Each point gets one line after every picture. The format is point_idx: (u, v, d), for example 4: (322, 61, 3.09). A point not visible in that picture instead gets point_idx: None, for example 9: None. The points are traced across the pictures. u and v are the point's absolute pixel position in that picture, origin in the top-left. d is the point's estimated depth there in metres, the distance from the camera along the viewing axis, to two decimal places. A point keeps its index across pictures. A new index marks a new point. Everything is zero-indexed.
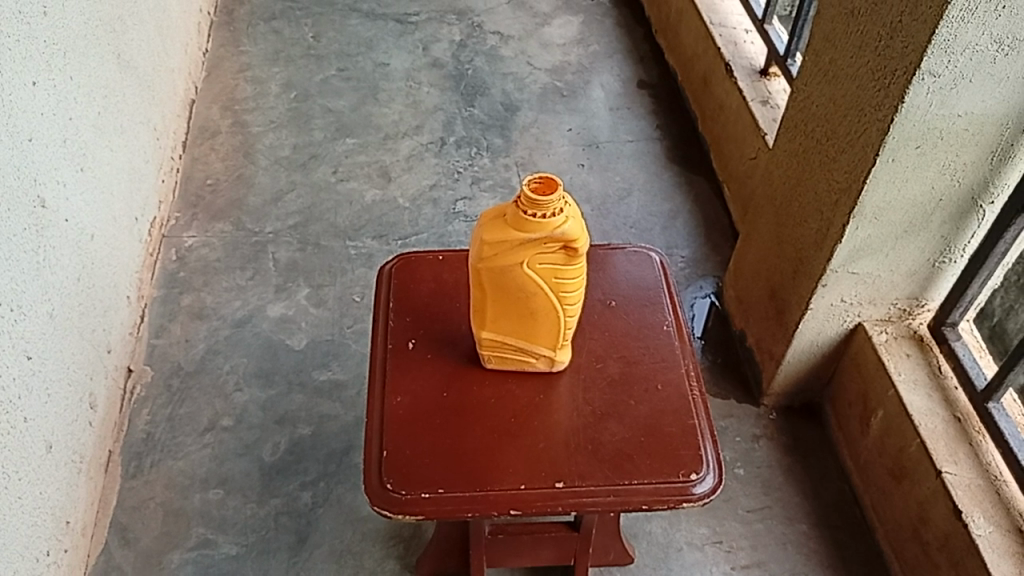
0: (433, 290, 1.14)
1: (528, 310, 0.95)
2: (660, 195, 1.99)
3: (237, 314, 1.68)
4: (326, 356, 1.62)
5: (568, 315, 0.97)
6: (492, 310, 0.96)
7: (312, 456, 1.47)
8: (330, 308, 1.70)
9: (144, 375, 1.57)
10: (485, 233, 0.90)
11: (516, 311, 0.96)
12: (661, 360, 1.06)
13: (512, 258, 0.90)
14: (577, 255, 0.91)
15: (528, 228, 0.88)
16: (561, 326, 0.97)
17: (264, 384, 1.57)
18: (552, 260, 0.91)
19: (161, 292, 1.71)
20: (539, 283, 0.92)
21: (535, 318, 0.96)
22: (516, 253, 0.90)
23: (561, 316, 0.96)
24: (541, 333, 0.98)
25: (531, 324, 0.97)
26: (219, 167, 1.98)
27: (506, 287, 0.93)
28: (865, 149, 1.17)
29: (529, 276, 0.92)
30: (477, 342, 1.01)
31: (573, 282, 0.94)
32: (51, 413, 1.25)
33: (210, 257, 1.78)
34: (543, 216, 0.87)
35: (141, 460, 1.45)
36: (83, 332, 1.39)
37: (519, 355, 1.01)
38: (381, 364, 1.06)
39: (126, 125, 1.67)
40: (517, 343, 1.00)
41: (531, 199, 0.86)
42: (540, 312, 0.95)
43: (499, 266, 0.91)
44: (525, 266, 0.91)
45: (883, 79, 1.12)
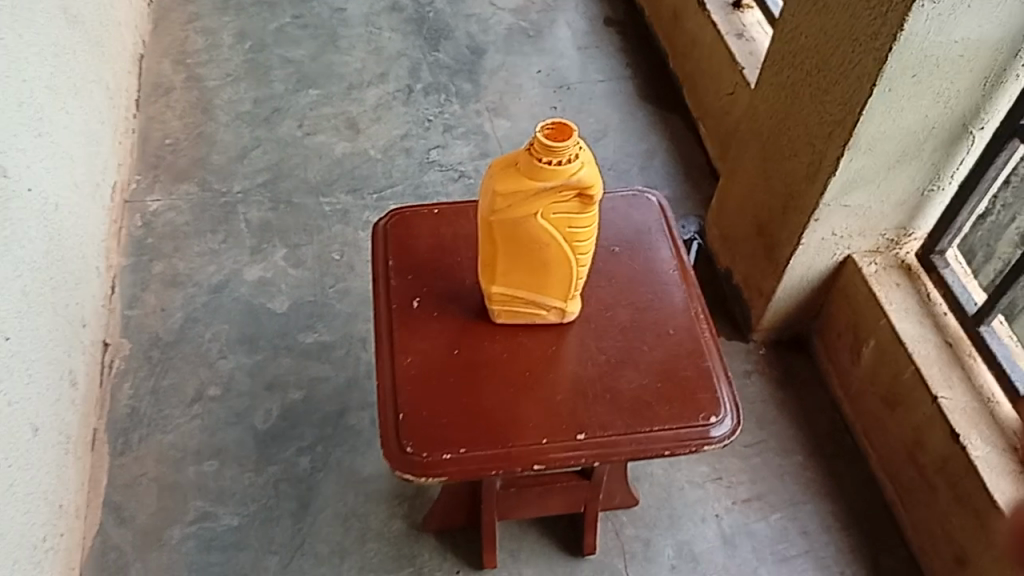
0: (430, 246, 1.10)
1: (540, 261, 0.92)
2: (636, 135, 1.97)
3: (213, 280, 1.62)
4: (311, 319, 1.57)
5: (581, 264, 0.94)
6: (502, 263, 0.93)
7: (306, 420, 1.44)
8: (309, 268, 1.65)
9: (123, 348, 1.51)
10: (496, 183, 0.86)
11: (528, 263, 0.93)
12: (670, 305, 1.05)
13: (526, 209, 0.86)
14: (593, 202, 0.87)
15: (543, 176, 0.84)
16: (574, 276, 0.95)
17: (249, 350, 1.52)
18: (567, 208, 0.87)
19: (130, 260, 1.64)
20: (553, 233, 0.89)
21: (547, 270, 0.93)
22: (530, 203, 0.86)
23: (574, 267, 0.94)
24: (553, 285, 0.96)
25: (543, 277, 0.94)
26: (177, 126, 1.89)
27: (517, 239, 0.90)
28: (859, 80, 1.16)
29: (543, 227, 0.88)
30: (486, 297, 0.98)
31: (588, 231, 0.90)
32: (34, 395, 1.19)
33: (178, 221, 1.71)
34: (559, 163, 0.83)
35: (128, 436, 1.40)
36: (57, 307, 1.33)
37: (529, 309, 0.99)
38: (386, 325, 1.02)
39: (79, 85, 1.57)
40: (528, 296, 0.97)
41: (546, 146, 0.82)
42: (553, 263, 0.92)
43: (512, 218, 0.87)
44: (539, 217, 0.87)
45: (880, 7, 1.10)
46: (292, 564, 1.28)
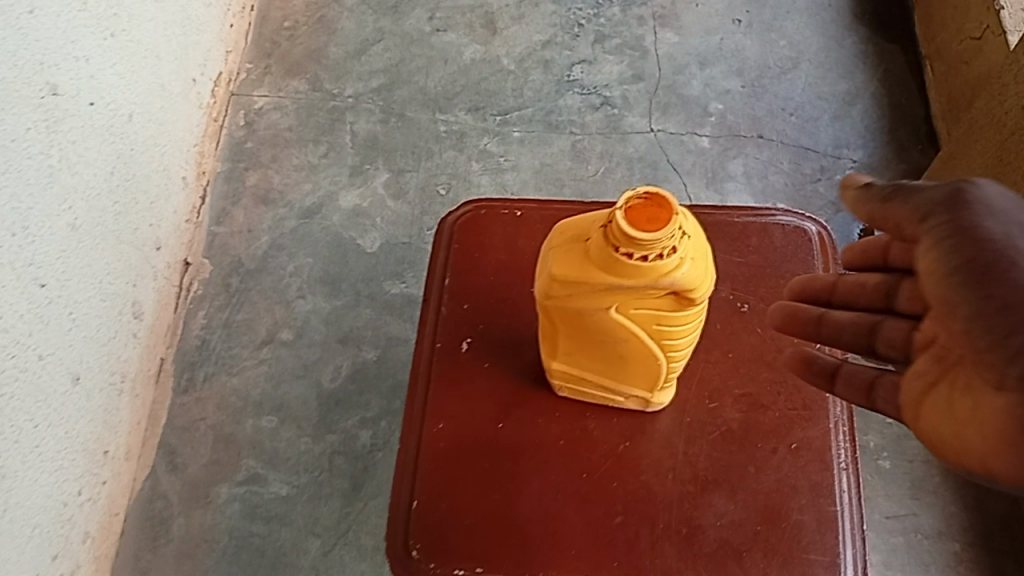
0: (502, 266, 0.86)
1: (619, 356, 0.71)
2: (838, 70, 1.54)
3: (306, 202, 1.46)
4: (401, 265, 1.39)
5: (678, 363, 0.72)
6: (567, 348, 0.72)
7: (375, 387, 1.29)
8: (410, 201, 1.45)
9: (203, 270, 1.40)
10: (559, 265, 0.65)
11: (602, 355, 0.71)
12: (802, 407, 0.77)
13: (598, 299, 0.65)
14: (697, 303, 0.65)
15: (624, 268, 0.62)
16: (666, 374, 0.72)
17: (330, 293, 1.37)
18: (660, 305, 0.65)
19: (225, 166, 1.50)
20: (634, 329, 0.67)
21: (626, 365, 0.72)
22: (606, 295, 0.65)
23: (668, 366, 0.71)
24: (635, 380, 0.73)
25: (622, 372, 0.73)
26: (298, 6, 1.68)
27: (587, 328, 0.69)
28: None
29: (623, 320, 0.67)
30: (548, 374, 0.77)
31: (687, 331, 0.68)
32: (79, 339, 1.11)
33: (281, 124, 1.54)
34: (645, 259, 0.61)
35: (194, 371, 1.31)
36: (121, 235, 1.21)
37: (601, 395, 0.76)
38: (424, 371, 0.82)
39: None
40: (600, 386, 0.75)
41: (629, 234, 0.60)
42: (635, 359, 0.70)
43: (581, 307, 0.66)
44: (616, 310, 0.66)
45: None
46: (333, 552, 1.18)
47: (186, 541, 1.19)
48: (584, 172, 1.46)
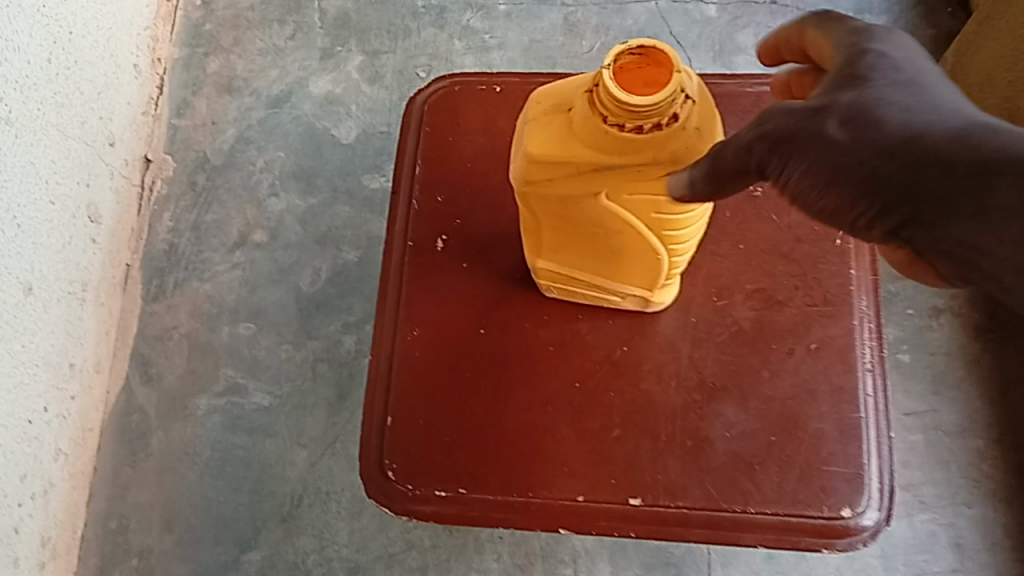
0: (480, 152, 0.76)
1: (613, 249, 0.63)
2: None
3: (274, 90, 1.33)
4: (380, 157, 1.28)
5: (682, 258, 0.64)
6: (552, 244, 0.65)
7: (358, 290, 1.21)
8: (388, 86, 1.32)
9: (165, 167, 1.29)
10: (538, 143, 0.57)
11: (593, 250, 0.64)
12: (822, 303, 0.69)
13: (584, 181, 0.58)
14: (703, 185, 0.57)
15: (613, 140, 0.54)
16: (667, 272, 0.65)
17: (304, 190, 1.27)
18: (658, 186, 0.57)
19: (183, 52, 1.36)
20: (628, 219, 0.60)
21: (620, 262, 0.64)
22: (594, 175, 0.57)
23: (671, 262, 0.64)
24: (632, 280, 0.66)
25: (617, 271, 0.65)
26: None
27: (574, 217, 0.61)
28: None
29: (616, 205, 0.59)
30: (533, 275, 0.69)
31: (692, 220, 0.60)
32: (26, 247, 1.01)
33: (242, 4, 1.39)
34: (641, 130, 0.53)
35: (164, 278, 1.22)
36: (66, 130, 1.10)
37: (594, 297, 0.68)
38: (395, 273, 0.73)
39: None
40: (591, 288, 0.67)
41: (616, 97, 0.52)
42: (630, 254, 0.63)
43: (566, 190, 0.59)
44: (607, 193, 0.58)
45: None
46: (321, 463, 1.12)
47: (167, 455, 1.13)
48: (578, 47, 1.33)
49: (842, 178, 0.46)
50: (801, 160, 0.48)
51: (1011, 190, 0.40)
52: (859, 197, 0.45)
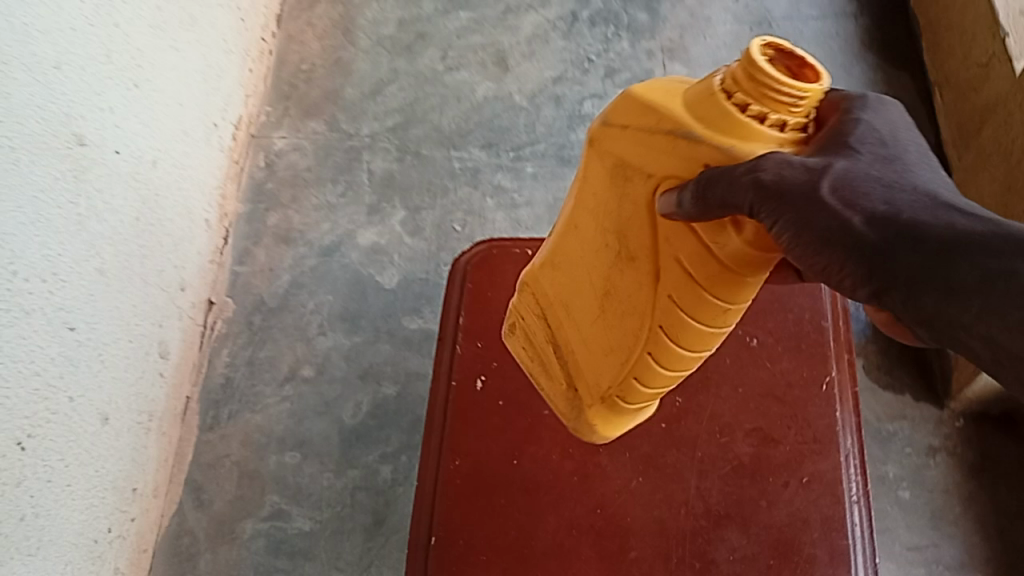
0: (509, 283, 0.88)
1: (624, 287, 0.66)
2: None
3: (325, 241, 1.50)
4: (419, 301, 1.43)
5: (684, 353, 0.66)
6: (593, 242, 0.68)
7: (396, 422, 1.32)
8: (427, 238, 1.49)
9: (226, 309, 1.44)
10: (653, 88, 0.59)
11: (601, 282, 0.68)
12: (811, 440, 0.79)
13: (657, 145, 0.58)
14: (710, 248, 0.59)
15: (710, 107, 0.54)
16: (642, 376, 0.69)
17: (350, 329, 1.41)
18: (682, 228, 0.60)
19: (246, 207, 1.54)
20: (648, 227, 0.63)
21: (624, 318, 0.67)
22: (658, 139, 0.58)
23: (659, 353, 0.66)
24: (610, 362, 0.71)
25: (603, 335, 0.70)
26: (316, 49, 1.71)
27: (619, 201, 0.64)
28: None
29: (649, 214, 0.62)
30: (565, 279, 0.72)
31: (686, 305, 0.63)
32: (106, 380, 1.14)
33: (301, 165, 1.58)
34: (742, 118, 0.53)
35: (219, 409, 1.35)
36: (148, 277, 1.25)
37: (590, 364, 0.72)
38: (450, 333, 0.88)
39: (200, 14, 1.41)
40: (577, 361, 0.74)
41: (750, 60, 0.52)
42: (633, 300, 0.66)
43: (627, 148, 0.61)
44: (656, 187, 0.60)
45: None
46: None
47: None
48: None
49: (808, 247, 0.48)
50: (767, 220, 0.50)
51: (970, 274, 0.41)
52: (847, 259, 0.46)
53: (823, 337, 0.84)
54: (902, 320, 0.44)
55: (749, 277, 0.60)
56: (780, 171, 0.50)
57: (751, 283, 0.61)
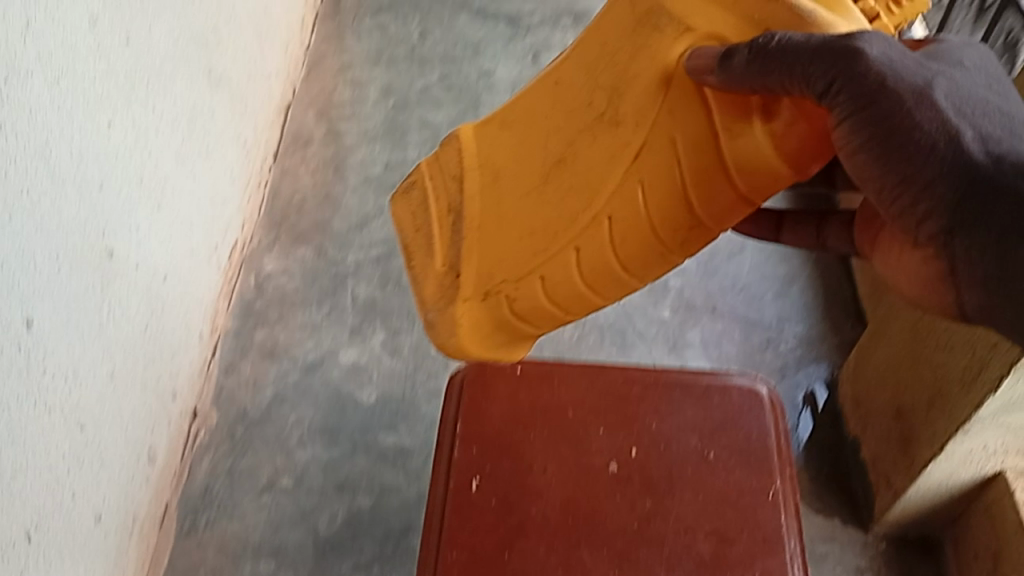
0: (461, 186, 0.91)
1: (590, 165, 0.81)
2: (777, 255, 1.78)
3: (309, 358, 1.60)
4: (395, 416, 1.53)
5: (608, 258, 0.83)
6: (577, 102, 0.83)
7: (369, 533, 1.40)
8: (405, 359, 1.61)
9: (210, 418, 1.51)
10: None
11: (563, 154, 0.84)
12: (761, 540, 0.92)
13: (721, 19, 0.74)
14: (694, 136, 0.75)
15: None
16: (546, 276, 0.87)
17: (328, 442, 1.49)
18: (694, 107, 0.75)
19: (235, 323, 1.64)
20: (638, 107, 0.78)
21: (568, 199, 0.83)
22: (723, 3, 0.74)
23: (614, 218, 0.81)
24: (521, 247, 0.88)
25: (529, 211, 0.86)
26: (307, 184, 1.88)
27: (630, 70, 0.79)
28: (948, 410, 1.19)
29: (662, 88, 0.76)
30: (527, 141, 0.87)
31: (644, 208, 0.79)
32: (103, 479, 1.20)
33: (288, 287, 1.71)
34: None
35: (197, 516, 1.40)
36: (147, 383, 1.33)
37: (514, 251, 0.88)
38: (433, 326, 0.98)
39: (213, 148, 1.57)
40: (495, 240, 0.89)
41: None
42: (602, 173, 0.81)
43: (687, 11, 0.76)
44: (688, 51, 0.75)
45: (966, 379, 1.16)
46: None
47: None
48: (562, 336, 1.63)
49: (883, 155, 0.61)
50: (857, 112, 0.61)
51: None
52: (945, 187, 0.60)
53: (769, 452, 0.98)
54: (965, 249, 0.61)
55: (711, 196, 0.76)
56: (893, 71, 0.61)
57: (733, 200, 0.76)
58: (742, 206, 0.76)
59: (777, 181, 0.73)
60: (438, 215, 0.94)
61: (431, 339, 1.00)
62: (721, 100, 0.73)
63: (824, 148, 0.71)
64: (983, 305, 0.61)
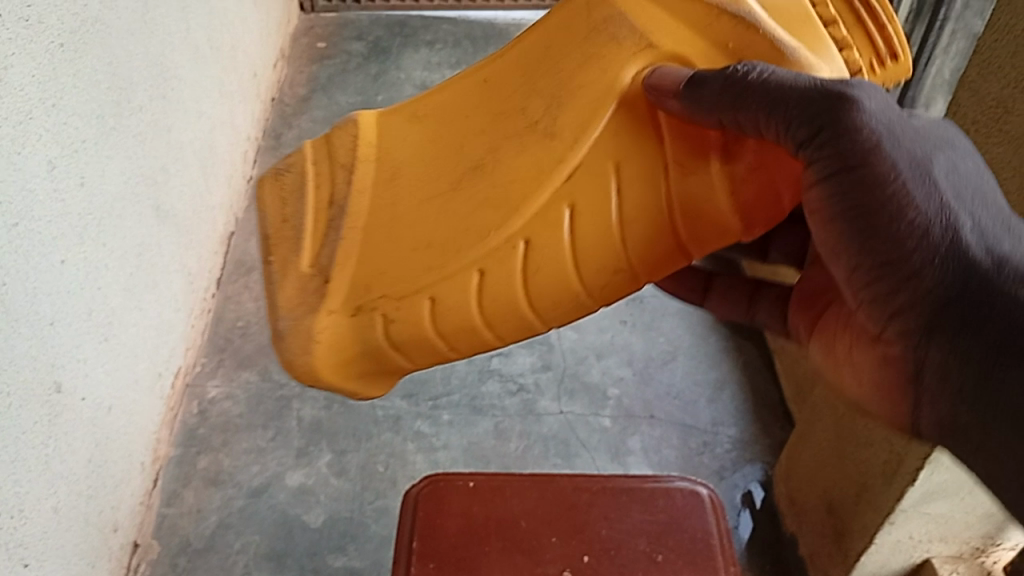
0: (352, 176, 0.71)
1: (513, 171, 0.65)
2: (707, 361, 1.87)
3: (254, 482, 1.59)
4: (343, 538, 1.52)
5: (514, 296, 0.66)
6: (504, 108, 0.68)
7: None
8: (352, 479, 1.61)
9: (151, 551, 1.48)
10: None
11: (481, 158, 0.67)
12: None
13: (691, 22, 0.62)
14: (641, 161, 0.62)
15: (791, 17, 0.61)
16: (438, 299, 0.68)
17: (275, 568, 1.47)
18: (647, 137, 0.62)
19: (177, 451, 1.63)
20: (587, 121, 0.63)
21: (480, 209, 0.66)
22: (690, 11, 0.62)
23: (504, 273, 0.66)
24: (413, 263, 0.68)
25: (428, 220, 0.68)
26: (251, 309, 1.91)
27: (574, 77, 0.64)
28: (875, 502, 1.27)
29: (618, 104, 0.62)
30: (442, 135, 0.70)
31: (572, 239, 0.64)
32: None
33: (232, 412, 1.71)
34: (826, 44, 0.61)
35: None
36: (90, 516, 1.31)
37: (408, 267, 0.68)
38: (282, 339, 0.72)
39: (160, 279, 1.60)
40: (378, 245, 0.69)
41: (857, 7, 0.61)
42: (528, 195, 0.64)
43: (643, 19, 0.63)
44: (647, 67, 0.62)
45: (886, 470, 1.24)
46: None
47: None
48: (507, 449, 1.67)
49: (860, 234, 0.56)
50: (837, 177, 0.55)
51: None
52: (919, 278, 0.54)
53: (713, 552, 1.03)
54: (932, 350, 0.56)
55: (651, 235, 0.63)
56: (886, 137, 0.55)
57: (667, 250, 0.64)
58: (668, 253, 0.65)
59: (721, 235, 0.63)
60: (317, 206, 0.72)
61: (274, 351, 0.73)
62: (679, 130, 0.61)
63: (771, 210, 0.63)
64: (942, 419, 0.57)
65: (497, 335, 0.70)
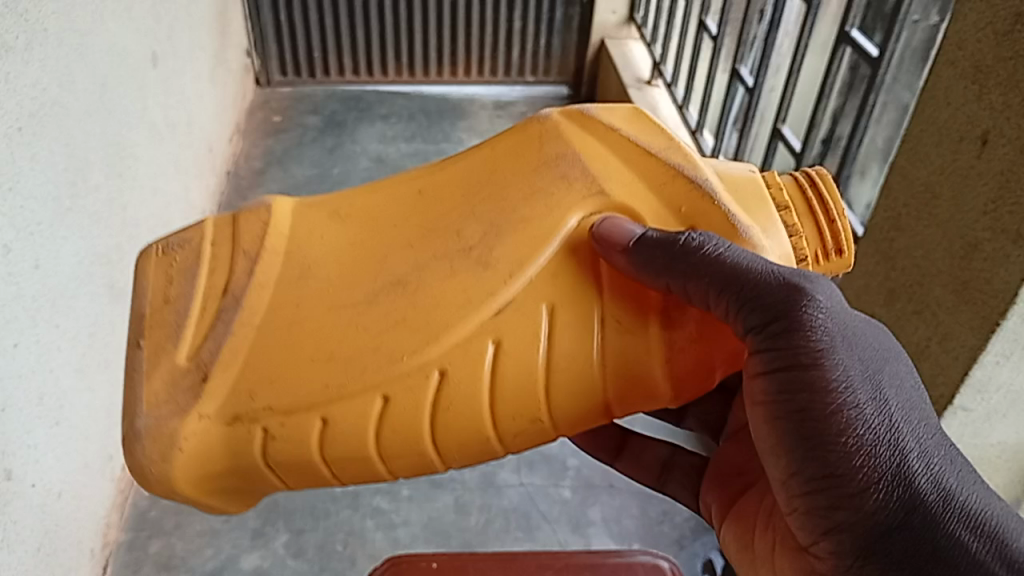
0: (251, 267, 0.72)
1: (436, 292, 0.70)
2: None
3: (207, 566, 1.55)
4: None
5: (418, 428, 0.70)
6: (434, 226, 0.73)
7: None
8: (309, 559, 1.58)
9: None
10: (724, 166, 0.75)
11: (402, 274, 0.71)
12: None
13: (641, 175, 0.74)
14: (574, 312, 0.70)
15: (753, 192, 0.74)
16: (328, 421, 0.70)
17: None
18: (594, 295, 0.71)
19: (128, 535, 1.59)
20: (530, 264, 0.70)
21: (393, 330, 0.69)
22: (642, 167, 0.73)
23: (416, 403, 0.69)
24: (309, 387, 0.70)
25: (333, 338, 0.70)
26: None
27: (520, 212, 0.72)
28: None
29: (566, 250, 0.71)
30: (358, 245, 0.74)
31: (493, 376, 0.69)
32: None
33: None
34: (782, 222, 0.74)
35: None
36: None
37: (302, 389, 0.69)
38: (137, 441, 0.70)
39: (112, 357, 1.58)
40: (268, 351, 0.70)
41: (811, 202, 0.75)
42: (452, 319, 0.69)
43: (601, 171, 0.74)
44: (592, 218, 0.72)
45: None
46: None
47: None
48: (467, 524, 1.66)
49: (803, 424, 0.70)
50: (785, 371, 0.70)
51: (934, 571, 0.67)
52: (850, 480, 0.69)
53: None
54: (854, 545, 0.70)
55: (585, 388, 0.71)
56: (829, 349, 0.69)
57: (594, 406, 0.72)
58: (588, 411, 0.72)
59: (650, 396, 0.72)
60: (207, 292, 0.72)
61: (125, 456, 0.71)
62: (628, 294, 0.71)
63: (703, 382, 0.73)
64: None
65: (388, 469, 0.74)
